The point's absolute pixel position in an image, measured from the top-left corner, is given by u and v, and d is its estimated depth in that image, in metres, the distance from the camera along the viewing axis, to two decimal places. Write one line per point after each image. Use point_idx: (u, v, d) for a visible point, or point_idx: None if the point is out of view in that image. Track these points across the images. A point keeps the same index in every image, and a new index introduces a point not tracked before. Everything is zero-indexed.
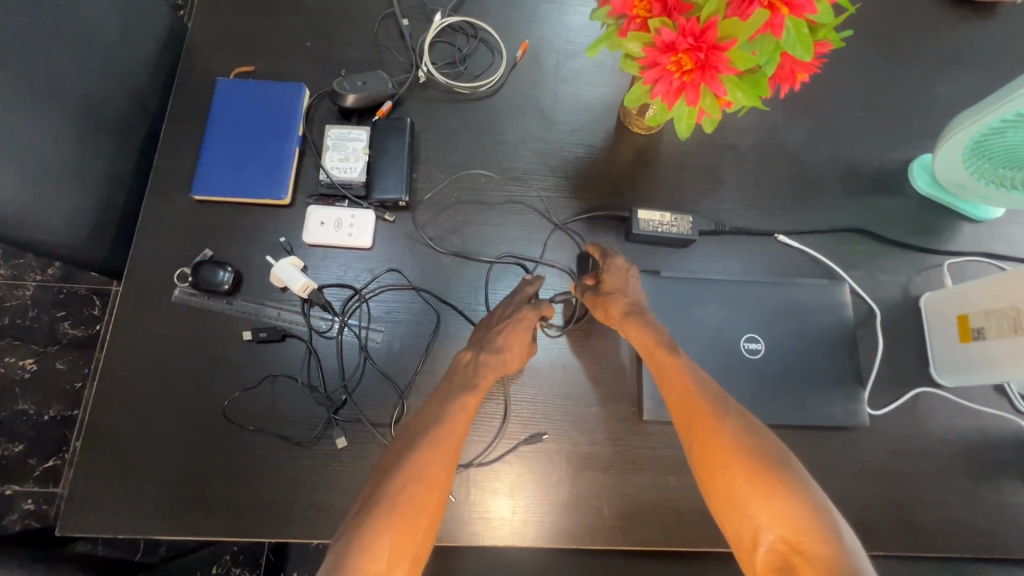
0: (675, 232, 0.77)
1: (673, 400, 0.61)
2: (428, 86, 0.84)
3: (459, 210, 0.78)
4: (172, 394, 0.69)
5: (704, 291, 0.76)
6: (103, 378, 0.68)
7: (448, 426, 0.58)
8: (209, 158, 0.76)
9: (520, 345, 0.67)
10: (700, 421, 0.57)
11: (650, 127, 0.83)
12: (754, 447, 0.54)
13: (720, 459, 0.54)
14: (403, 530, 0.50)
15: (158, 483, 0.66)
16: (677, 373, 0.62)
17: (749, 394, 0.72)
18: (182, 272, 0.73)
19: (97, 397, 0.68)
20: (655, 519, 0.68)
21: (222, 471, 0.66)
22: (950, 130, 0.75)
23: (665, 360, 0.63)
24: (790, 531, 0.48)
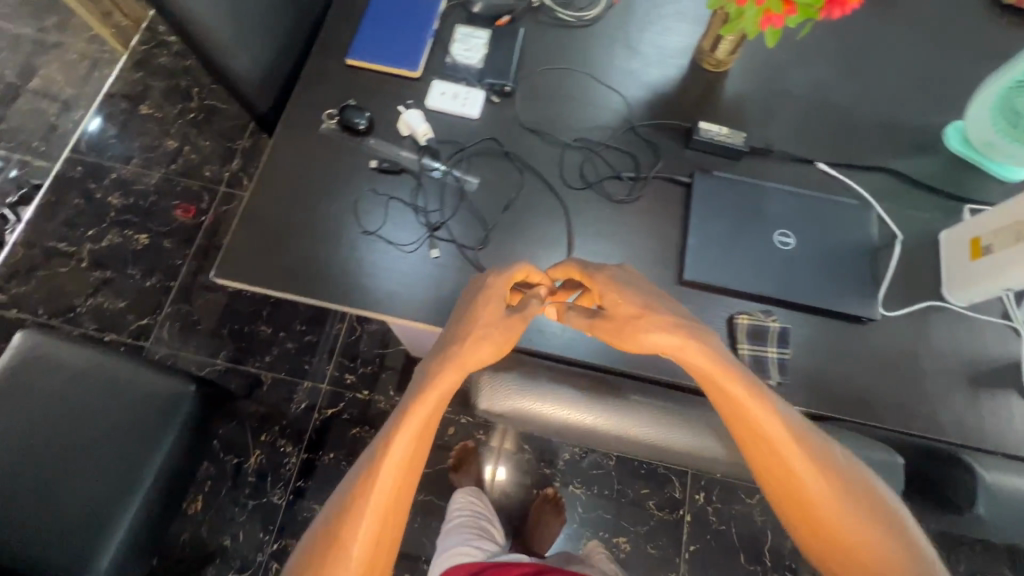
0: (729, 142, 0.91)
1: (754, 446, 0.67)
2: (539, 10, 1.02)
3: (551, 104, 0.95)
4: (310, 199, 0.86)
5: (748, 191, 0.89)
6: (260, 179, 0.87)
7: (399, 446, 0.66)
8: (364, 34, 0.96)
9: (497, 335, 0.72)
10: (763, 432, 0.66)
11: (719, 64, 0.99)
12: (806, 454, 0.66)
13: (786, 470, 0.66)
14: (392, 509, 0.65)
15: (291, 259, 0.83)
16: (733, 387, 0.67)
17: (777, 277, 0.84)
18: (329, 112, 0.91)
19: (254, 191, 0.87)
20: (678, 356, 0.82)
21: (340, 261, 0.83)
22: (983, 87, 0.87)
23: (715, 371, 0.68)
24: (854, 526, 0.64)
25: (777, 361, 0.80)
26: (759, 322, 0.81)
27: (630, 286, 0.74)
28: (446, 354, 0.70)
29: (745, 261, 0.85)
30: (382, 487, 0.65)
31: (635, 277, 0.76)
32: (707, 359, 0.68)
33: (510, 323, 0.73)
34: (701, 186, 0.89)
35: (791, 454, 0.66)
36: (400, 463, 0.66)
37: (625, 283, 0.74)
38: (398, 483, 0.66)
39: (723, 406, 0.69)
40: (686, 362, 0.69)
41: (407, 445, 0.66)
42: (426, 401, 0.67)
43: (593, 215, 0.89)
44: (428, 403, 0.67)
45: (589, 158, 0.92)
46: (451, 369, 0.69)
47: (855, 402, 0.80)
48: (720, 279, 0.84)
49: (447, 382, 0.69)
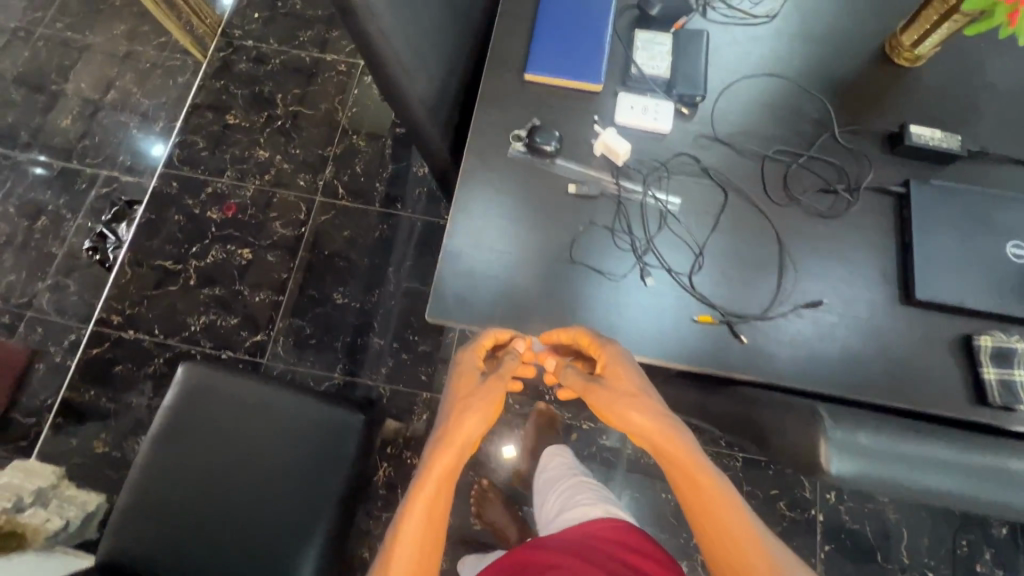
0: (946, 147, 0.85)
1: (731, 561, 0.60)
2: (714, 8, 0.95)
3: (744, 111, 0.89)
4: (509, 228, 0.84)
5: (971, 201, 0.83)
6: (456, 212, 0.84)
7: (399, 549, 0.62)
8: (539, 45, 0.90)
9: (480, 409, 0.70)
10: (708, 507, 0.63)
11: (917, 59, 0.91)
12: (750, 530, 0.61)
13: (728, 543, 0.61)
14: None
15: (508, 295, 0.81)
16: (677, 456, 0.65)
17: (1014, 293, 0.79)
18: (517, 134, 0.87)
19: (453, 226, 0.84)
20: (925, 384, 0.76)
21: (479, 297, 0.82)
22: None
23: (664, 442, 0.66)
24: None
25: None
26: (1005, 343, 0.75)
27: (620, 356, 0.72)
28: (440, 434, 0.69)
29: (977, 277, 0.79)
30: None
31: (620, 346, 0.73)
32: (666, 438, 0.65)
33: (490, 394, 0.72)
34: (920, 197, 0.83)
35: (731, 523, 0.61)
36: (416, 546, 0.63)
37: (613, 352, 0.72)
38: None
39: (704, 510, 0.63)
40: (648, 431, 0.67)
41: (420, 524, 0.63)
42: (424, 494, 0.64)
43: (805, 232, 0.83)
44: (433, 477, 0.65)
45: (790, 170, 0.86)
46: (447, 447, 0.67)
47: None
48: (956, 298, 0.78)
49: (437, 471, 0.66)
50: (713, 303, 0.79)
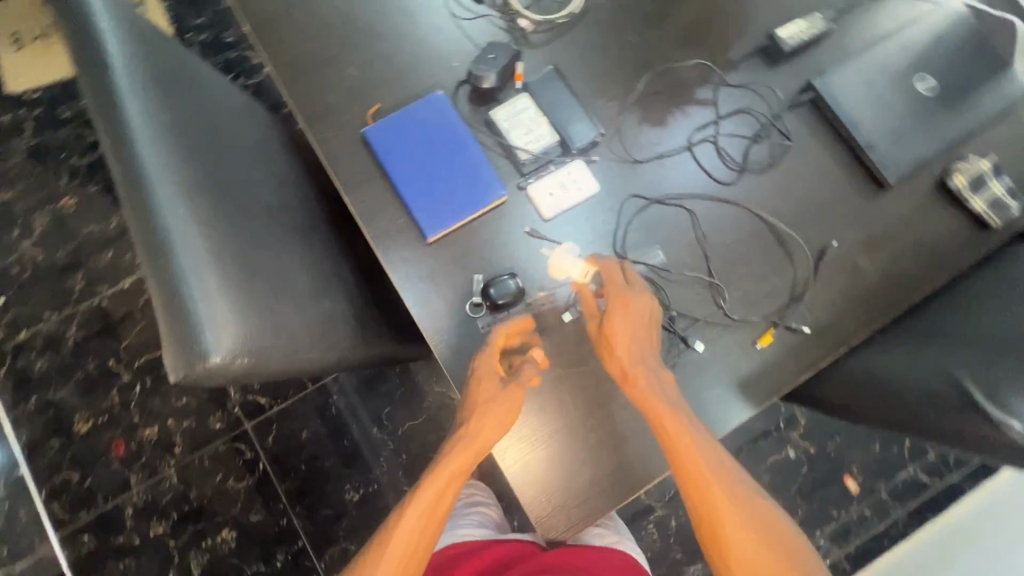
0: (814, 32, 0.83)
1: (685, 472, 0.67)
2: (534, 31, 0.83)
3: (640, 117, 0.81)
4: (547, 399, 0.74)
5: (863, 65, 0.83)
6: (433, 330, 0.74)
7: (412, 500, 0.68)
8: (416, 201, 0.75)
9: (498, 413, 0.68)
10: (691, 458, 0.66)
11: None
12: (712, 454, 0.67)
13: (704, 491, 0.67)
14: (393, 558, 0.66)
15: (599, 454, 0.75)
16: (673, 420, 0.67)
17: (947, 120, 0.81)
18: (473, 303, 0.75)
19: (430, 331, 0.74)
20: (943, 250, 0.79)
21: None
22: None
23: (662, 413, 0.67)
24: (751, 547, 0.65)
25: (1011, 189, 0.79)
26: (975, 170, 0.79)
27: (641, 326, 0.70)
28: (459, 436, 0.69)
29: (913, 130, 0.81)
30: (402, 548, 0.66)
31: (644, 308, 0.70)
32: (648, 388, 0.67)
33: (511, 397, 0.69)
34: (828, 91, 0.82)
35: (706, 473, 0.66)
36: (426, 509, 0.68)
37: (628, 317, 0.69)
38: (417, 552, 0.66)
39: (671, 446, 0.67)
40: (654, 417, 0.67)
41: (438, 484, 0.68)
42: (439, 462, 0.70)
43: (770, 190, 0.80)
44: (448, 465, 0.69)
45: (715, 144, 0.81)
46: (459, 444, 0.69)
47: None
48: (915, 158, 0.80)
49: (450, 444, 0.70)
50: (759, 319, 0.76)
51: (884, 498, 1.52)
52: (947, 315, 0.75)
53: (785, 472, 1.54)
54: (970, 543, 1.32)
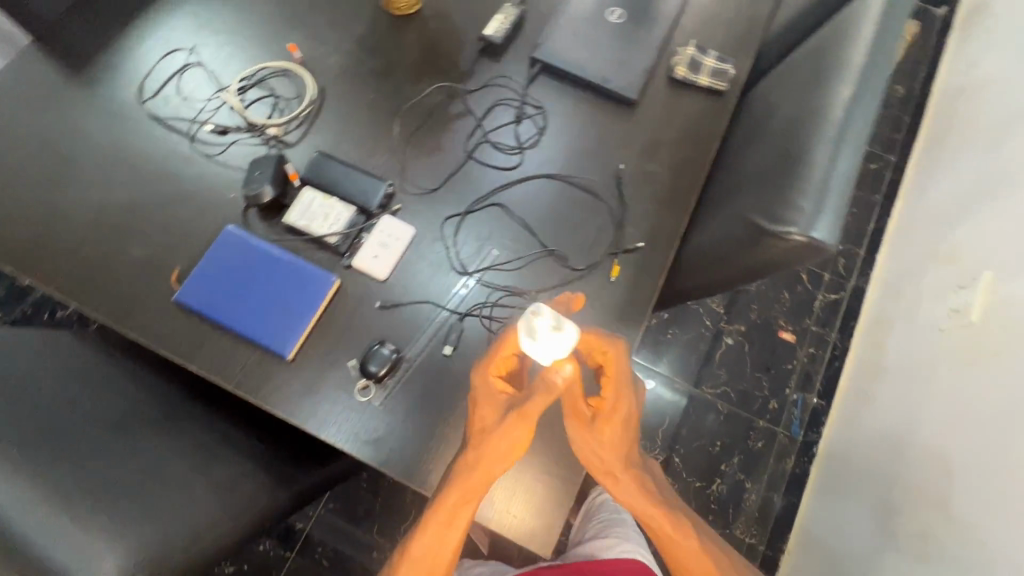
0: (512, 19, 0.95)
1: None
2: (288, 133, 0.88)
3: (417, 154, 0.88)
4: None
5: (563, 23, 0.96)
6: (339, 439, 0.73)
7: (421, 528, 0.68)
8: (259, 331, 0.75)
9: (511, 437, 0.66)
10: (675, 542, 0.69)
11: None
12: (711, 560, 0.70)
13: None
14: None
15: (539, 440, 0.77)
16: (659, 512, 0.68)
17: (647, 34, 0.96)
18: (363, 388, 0.75)
19: (339, 441, 0.73)
20: (702, 125, 0.92)
21: (433, 448, 0.74)
22: None
23: (662, 525, 0.68)
24: None
25: (716, 58, 0.95)
26: (687, 57, 0.94)
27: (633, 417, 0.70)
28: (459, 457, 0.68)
29: (626, 53, 0.95)
30: None
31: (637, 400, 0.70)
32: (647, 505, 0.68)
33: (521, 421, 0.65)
34: (549, 58, 0.93)
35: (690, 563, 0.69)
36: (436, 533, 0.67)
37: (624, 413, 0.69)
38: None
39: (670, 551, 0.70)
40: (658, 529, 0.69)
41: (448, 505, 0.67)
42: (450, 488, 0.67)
43: (552, 154, 0.89)
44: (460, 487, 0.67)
45: (489, 141, 0.89)
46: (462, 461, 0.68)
47: (751, 25, 1.00)
48: (641, 72, 0.93)
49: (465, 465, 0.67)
50: (602, 257, 0.83)
51: (816, 331, 1.69)
52: (726, 172, 0.87)
53: (735, 358, 1.66)
54: (889, 329, 1.51)
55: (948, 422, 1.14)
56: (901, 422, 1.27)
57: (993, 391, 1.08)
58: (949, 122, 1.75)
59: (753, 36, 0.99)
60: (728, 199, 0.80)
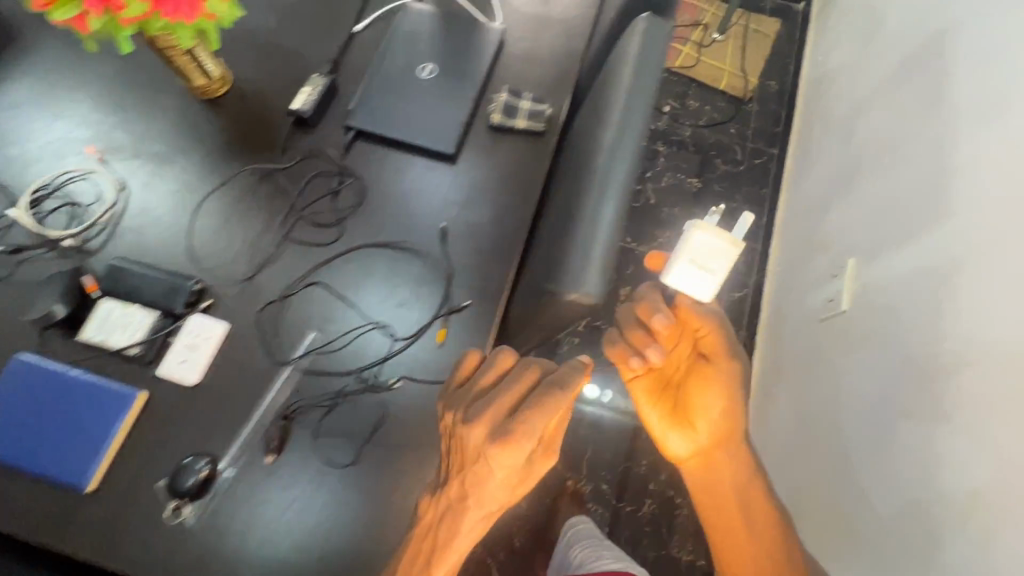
0: (321, 87, 0.93)
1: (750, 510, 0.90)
2: (89, 241, 0.84)
3: (229, 243, 0.85)
4: (321, 520, 0.72)
5: (375, 86, 0.95)
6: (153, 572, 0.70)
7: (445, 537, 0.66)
8: (57, 465, 0.71)
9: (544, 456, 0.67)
10: (761, 519, 0.89)
11: (223, 80, 0.95)
12: (748, 481, 0.91)
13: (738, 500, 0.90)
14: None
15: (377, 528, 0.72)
16: (743, 486, 0.91)
17: (460, 86, 0.96)
18: (175, 507, 0.71)
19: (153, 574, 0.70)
20: (523, 170, 0.91)
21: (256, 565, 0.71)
22: None
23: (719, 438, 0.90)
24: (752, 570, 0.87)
25: (532, 99, 0.96)
26: (501, 101, 0.94)
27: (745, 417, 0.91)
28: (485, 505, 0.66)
29: (441, 108, 0.94)
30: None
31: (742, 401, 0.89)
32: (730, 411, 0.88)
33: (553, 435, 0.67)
34: (361, 123, 0.92)
35: (767, 549, 0.88)
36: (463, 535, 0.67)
37: (740, 417, 0.89)
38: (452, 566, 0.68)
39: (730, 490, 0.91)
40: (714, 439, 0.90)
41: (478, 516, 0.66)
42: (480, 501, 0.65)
43: (372, 221, 0.87)
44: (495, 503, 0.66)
45: (306, 218, 0.87)
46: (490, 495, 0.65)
47: (566, 63, 1.01)
48: (456, 126, 0.93)
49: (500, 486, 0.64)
50: (428, 323, 0.81)
51: None
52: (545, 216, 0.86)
53: None
54: (785, 322, 1.52)
55: (875, 421, 1.03)
56: (823, 428, 1.20)
57: (918, 370, 0.96)
58: (816, 113, 1.82)
59: (569, 73, 1.00)
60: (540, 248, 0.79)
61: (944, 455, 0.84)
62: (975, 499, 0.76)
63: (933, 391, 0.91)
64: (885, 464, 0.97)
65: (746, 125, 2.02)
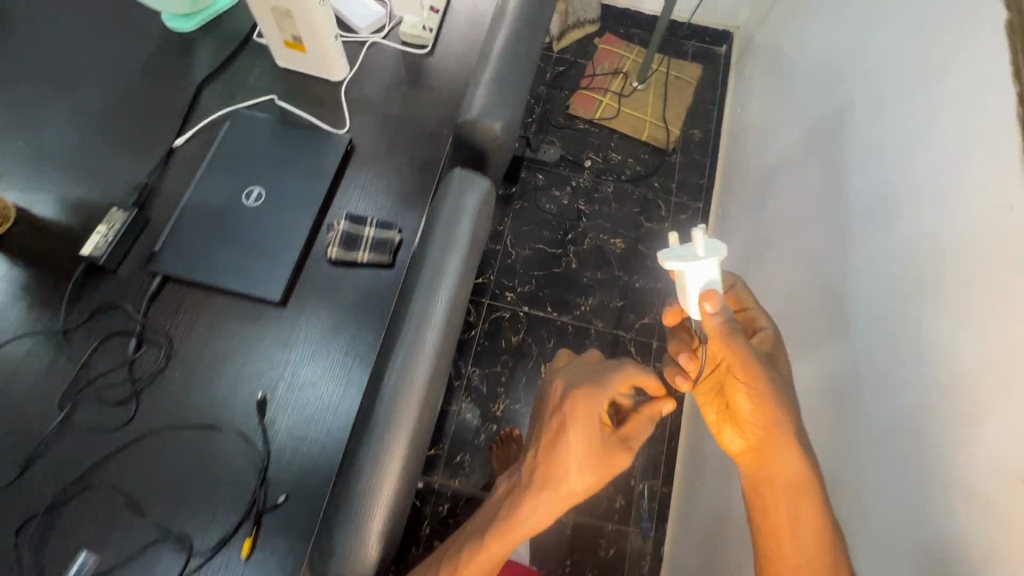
0: (120, 224, 0.79)
1: (790, 493, 0.64)
2: None
3: None
4: None
5: (190, 219, 0.81)
6: None
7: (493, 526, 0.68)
8: None
9: (602, 451, 0.69)
10: (803, 533, 0.62)
11: None
12: (808, 479, 0.64)
13: (777, 503, 0.64)
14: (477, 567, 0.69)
15: None
16: (797, 485, 0.64)
17: (291, 213, 0.83)
18: None
19: None
20: (363, 316, 0.78)
21: None
22: None
23: (759, 412, 0.67)
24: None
25: (379, 224, 0.83)
26: (339, 232, 0.81)
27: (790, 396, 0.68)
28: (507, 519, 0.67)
29: (267, 242, 0.81)
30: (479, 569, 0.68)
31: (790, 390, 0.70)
32: (763, 400, 0.66)
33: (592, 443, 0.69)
34: (167, 268, 0.78)
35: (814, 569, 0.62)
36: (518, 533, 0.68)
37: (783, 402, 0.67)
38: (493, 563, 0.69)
39: (766, 470, 0.65)
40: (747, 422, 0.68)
41: (536, 515, 0.68)
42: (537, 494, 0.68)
43: (173, 393, 0.73)
44: (557, 497, 0.68)
45: (89, 395, 0.71)
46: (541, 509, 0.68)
47: (422, 175, 0.89)
48: (284, 267, 0.79)
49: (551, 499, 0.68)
50: (232, 528, 0.67)
51: None
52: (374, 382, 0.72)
53: None
54: None
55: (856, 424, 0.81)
56: (824, 452, 0.87)
57: (893, 358, 0.76)
58: (735, 168, 1.76)
59: (424, 186, 0.88)
60: (354, 443, 0.65)
61: (954, 457, 0.62)
62: (1004, 482, 0.55)
63: (927, 369, 0.69)
64: (879, 474, 0.73)
65: (670, 178, 1.94)
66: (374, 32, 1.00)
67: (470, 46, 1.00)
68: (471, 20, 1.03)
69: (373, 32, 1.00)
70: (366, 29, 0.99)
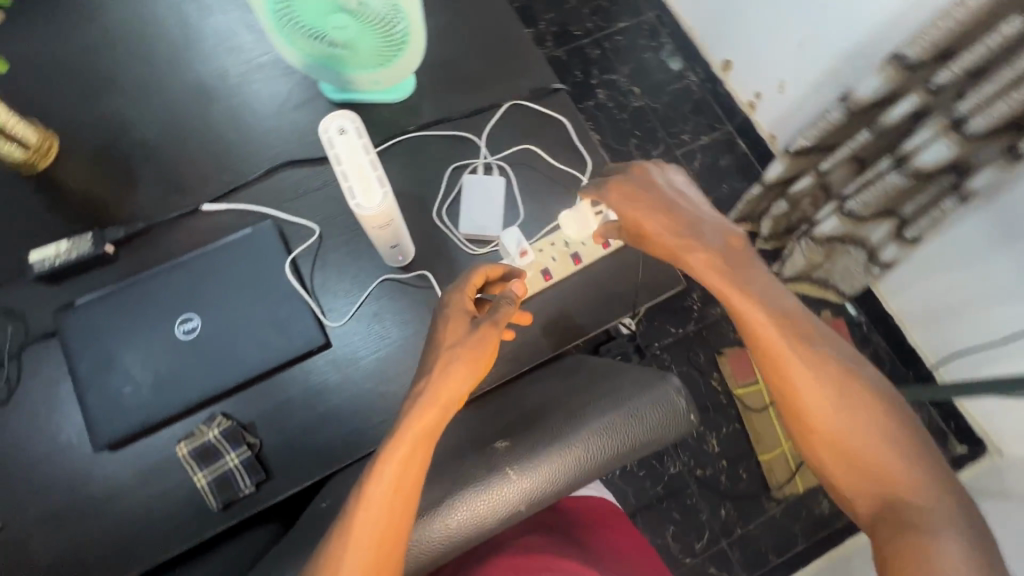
0: (76, 255, 0.73)
1: (783, 375, 0.57)
2: None
3: None
4: None
5: (124, 301, 0.73)
6: None
7: (412, 422, 0.53)
8: None
9: (476, 353, 0.59)
10: (837, 436, 0.55)
11: (46, 156, 0.78)
12: (802, 361, 0.56)
13: (796, 380, 0.56)
14: (399, 487, 0.51)
15: None
16: (784, 340, 0.57)
17: (197, 372, 0.71)
18: None
19: None
20: (146, 535, 0.67)
21: None
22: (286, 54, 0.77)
23: (745, 315, 0.58)
24: (862, 451, 0.54)
25: (245, 463, 0.68)
26: (204, 437, 0.68)
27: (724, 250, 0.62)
28: (418, 388, 0.57)
29: (153, 381, 0.71)
30: (381, 505, 0.50)
31: (736, 244, 0.63)
32: (741, 289, 0.59)
33: (487, 338, 0.60)
34: (64, 332, 0.71)
35: (839, 422, 0.55)
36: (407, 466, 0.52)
37: (720, 259, 0.61)
38: (400, 515, 0.51)
39: (781, 340, 0.57)
40: (742, 316, 0.59)
41: (423, 422, 0.54)
42: (438, 361, 0.58)
43: None
44: (431, 398, 0.55)
45: None
46: (433, 405, 0.55)
47: (344, 438, 0.72)
48: (137, 421, 0.69)
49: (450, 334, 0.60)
50: None
51: None
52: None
53: None
54: None
55: None
56: None
57: None
58: None
59: (332, 454, 0.71)
60: None
61: None
62: None
63: None
64: None
65: (744, 521, 1.36)
66: (470, 240, 0.80)
67: (540, 342, 0.76)
68: (575, 311, 0.78)
69: (468, 240, 0.80)
70: (463, 233, 0.80)
